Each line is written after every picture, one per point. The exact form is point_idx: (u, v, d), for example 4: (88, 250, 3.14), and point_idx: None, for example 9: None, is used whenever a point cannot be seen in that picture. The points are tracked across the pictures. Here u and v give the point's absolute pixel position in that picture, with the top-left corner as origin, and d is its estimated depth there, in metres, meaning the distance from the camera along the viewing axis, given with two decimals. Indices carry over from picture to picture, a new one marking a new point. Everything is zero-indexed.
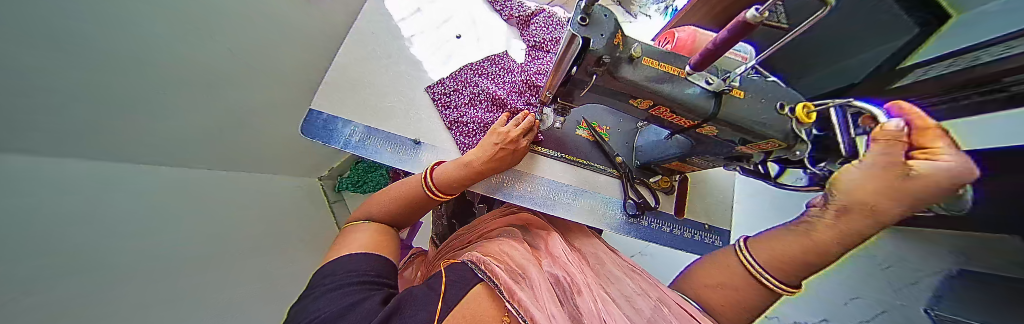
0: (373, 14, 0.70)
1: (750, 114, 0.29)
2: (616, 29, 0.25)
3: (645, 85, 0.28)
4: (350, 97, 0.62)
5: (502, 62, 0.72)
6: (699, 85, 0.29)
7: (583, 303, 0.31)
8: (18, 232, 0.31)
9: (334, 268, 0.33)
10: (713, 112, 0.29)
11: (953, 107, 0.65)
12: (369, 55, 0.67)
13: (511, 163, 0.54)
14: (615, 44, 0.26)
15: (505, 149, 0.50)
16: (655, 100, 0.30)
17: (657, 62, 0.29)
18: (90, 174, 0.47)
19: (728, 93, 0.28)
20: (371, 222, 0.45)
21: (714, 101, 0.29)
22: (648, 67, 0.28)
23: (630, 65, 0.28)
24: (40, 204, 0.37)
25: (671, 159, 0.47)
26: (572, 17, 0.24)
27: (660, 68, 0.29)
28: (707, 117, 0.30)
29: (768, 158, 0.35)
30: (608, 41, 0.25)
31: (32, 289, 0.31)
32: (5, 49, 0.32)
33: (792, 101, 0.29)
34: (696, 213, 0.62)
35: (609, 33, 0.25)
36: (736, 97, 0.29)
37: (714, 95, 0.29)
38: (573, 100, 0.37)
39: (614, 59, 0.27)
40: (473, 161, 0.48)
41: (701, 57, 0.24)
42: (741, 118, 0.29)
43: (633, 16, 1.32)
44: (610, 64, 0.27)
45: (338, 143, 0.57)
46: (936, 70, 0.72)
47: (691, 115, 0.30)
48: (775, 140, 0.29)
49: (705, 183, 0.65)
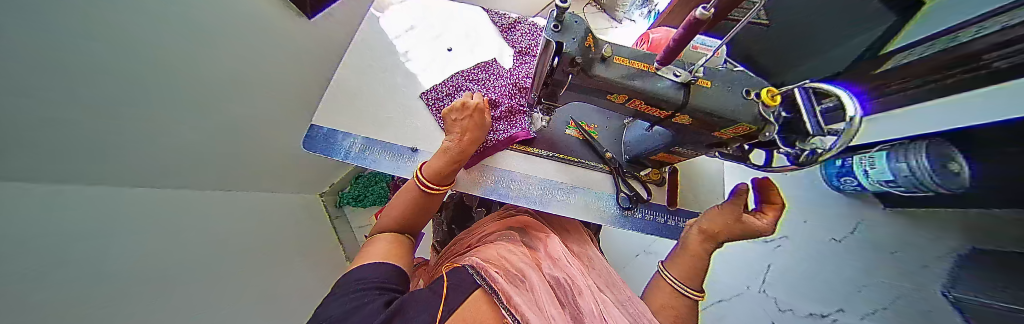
0: (370, 33, 0.75)
1: (718, 102, 0.31)
2: (587, 33, 0.28)
3: (619, 81, 0.31)
4: (349, 112, 0.64)
5: (491, 68, 0.74)
6: (669, 79, 0.31)
7: (584, 304, 0.32)
8: (40, 237, 0.33)
9: (346, 278, 0.34)
10: (684, 102, 0.31)
11: (939, 87, 0.69)
12: (368, 71, 0.70)
13: (482, 128, 0.51)
14: (587, 47, 0.29)
15: (461, 120, 0.50)
16: (630, 95, 0.32)
17: (628, 60, 0.31)
18: (107, 191, 0.49)
19: (694, 83, 0.31)
20: (388, 232, 0.47)
21: (684, 92, 0.31)
22: (620, 65, 0.31)
23: (603, 64, 0.30)
24: (68, 215, 0.39)
25: (657, 150, 0.49)
26: (546, 25, 0.27)
27: (631, 65, 0.31)
28: (679, 106, 0.31)
29: (745, 143, 0.36)
30: (580, 44, 0.28)
31: (66, 287, 0.33)
32: (37, 63, 0.34)
33: (757, 88, 0.32)
34: (688, 203, 0.63)
35: (580, 37, 0.28)
36: (703, 87, 0.31)
37: (683, 87, 0.31)
38: (557, 100, 0.39)
39: (587, 60, 0.29)
40: (450, 146, 0.48)
41: (665, 55, 0.26)
42: (713, 107, 0.31)
43: (619, 21, 1.44)
44: (583, 63, 0.29)
45: (338, 154, 0.59)
46: (919, 53, 0.76)
47: (666, 107, 0.32)
48: (746, 124, 0.31)
49: (694, 174, 0.67)
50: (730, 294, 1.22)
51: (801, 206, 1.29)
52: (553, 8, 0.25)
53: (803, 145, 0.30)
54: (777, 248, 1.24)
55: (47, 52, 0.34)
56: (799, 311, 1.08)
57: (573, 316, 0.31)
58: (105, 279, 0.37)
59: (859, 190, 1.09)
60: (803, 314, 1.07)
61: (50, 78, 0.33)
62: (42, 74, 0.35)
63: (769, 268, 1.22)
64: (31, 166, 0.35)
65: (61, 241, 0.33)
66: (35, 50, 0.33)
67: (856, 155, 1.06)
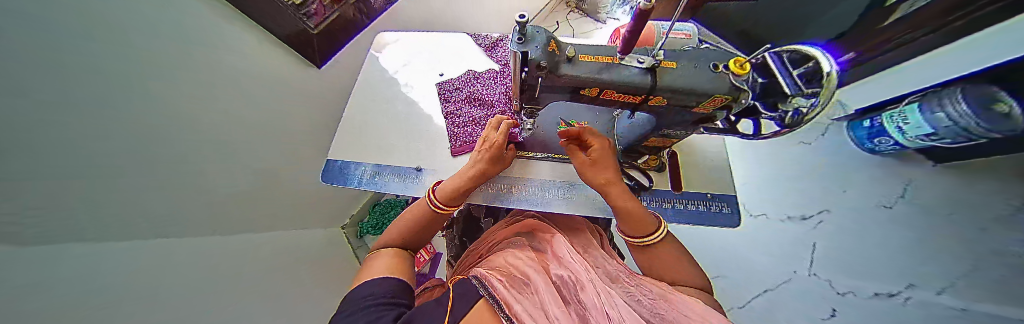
0: (371, 72, 0.83)
1: (685, 80, 0.34)
2: (547, 40, 0.33)
3: (586, 76, 0.34)
4: (359, 144, 0.70)
5: (482, 86, 0.81)
6: (634, 66, 0.34)
7: (589, 300, 0.32)
8: (116, 271, 0.38)
9: (354, 295, 0.37)
10: (652, 84, 0.34)
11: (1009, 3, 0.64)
12: (372, 105, 0.77)
13: (502, 162, 0.56)
14: (550, 51, 0.33)
15: (481, 152, 0.54)
16: (600, 86, 0.35)
17: (592, 56, 0.35)
18: (177, 231, 0.56)
19: (660, 66, 0.34)
20: (388, 248, 0.50)
21: (651, 76, 0.34)
22: (585, 61, 0.35)
23: (569, 63, 0.34)
24: (144, 253, 0.46)
25: (648, 135, 0.52)
26: (511, 38, 0.32)
27: (596, 60, 0.35)
28: (649, 89, 0.34)
29: (730, 114, 0.39)
30: (543, 49, 0.33)
31: (149, 307, 0.38)
32: (113, 126, 0.41)
33: (724, 60, 0.35)
34: (694, 184, 0.61)
35: (541, 45, 0.33)
36: (669, 67, 0.35)
37: (650, 71, 0.34)
38: (538, 104, 0.43)
39: (553, 62, 0.34)
40: (468, 172, 0.53)
41: (623, 43, 0.30)
42: (682, 85, 0.34)
43: (603, 22, 1.50)
44: (549, 66, 0.33)
45: (353, 182, 0.64)
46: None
47: (636, 92, 0.35)
48: (719, 95, 0.34)
49: (694, 155, 0.65)
50: (777, 283, 1.09)
51: (832, 175, 1.23)
52: (514, 24, 0.30)
53: (785, 105, 0.30)
54: (818, 226, 1.15)
55: (118, 117, 0.41)
56: (863, 292, 0.98)
57: (577, 313, 0.31)
58: (167, 303, 0.42)
59: (899, 148, 1.07)
60: (868, 295, 0.97)
61: (106, 140, 0.40)
62: (118, 134, 0.42)
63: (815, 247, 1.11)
64: (115, 215, 0.43)
65: (119, 275, 0.37)
66: (104, 116, 0.39)
67: (882, 114, 1.05)
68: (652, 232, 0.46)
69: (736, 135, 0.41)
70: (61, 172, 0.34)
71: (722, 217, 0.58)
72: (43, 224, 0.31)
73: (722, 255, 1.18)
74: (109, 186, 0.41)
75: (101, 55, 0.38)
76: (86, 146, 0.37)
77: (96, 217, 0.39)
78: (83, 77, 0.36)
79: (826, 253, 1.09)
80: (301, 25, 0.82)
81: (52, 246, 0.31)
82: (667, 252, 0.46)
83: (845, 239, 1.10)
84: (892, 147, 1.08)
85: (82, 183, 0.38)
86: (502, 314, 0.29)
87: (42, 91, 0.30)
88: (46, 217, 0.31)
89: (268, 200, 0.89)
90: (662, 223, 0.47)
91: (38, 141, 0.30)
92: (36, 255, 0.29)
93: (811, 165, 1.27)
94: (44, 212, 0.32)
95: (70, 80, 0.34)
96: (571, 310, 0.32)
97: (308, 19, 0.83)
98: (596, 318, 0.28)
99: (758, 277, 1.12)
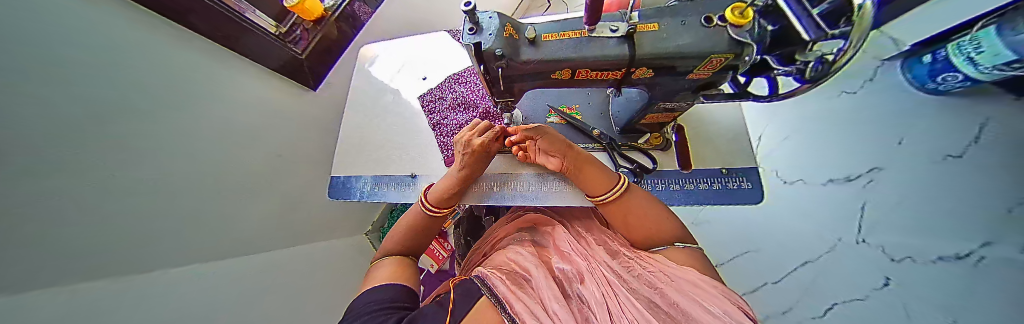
0: (359, 85, 0.83)
1: (669, 42, 0.30)
2: (503, 23, 0.33)
3: (551, 58, 0.34)
4: (355, 159, 0.72)
5: (467, 84, 0.79)
6: (608, 34, 0.32)
7: (590, 295, 0.30)
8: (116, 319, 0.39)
9: (361, 301, 0.37)
10: (631, 54, 0.31)
11: None
12: (362, 118, 0.77)
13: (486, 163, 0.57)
14: (507, 36, 0.33)
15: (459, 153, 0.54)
16: (572, 67, 0.35)
17: (558, 33, 0.34)
18: (201, 266, 0.60)
19: (636, 31, 0.31)
20: (389, 255, 0.50)
21: (628, 44, 0.31)
22: (551, 41, 0.34)
23: (532, 47, 0.34)
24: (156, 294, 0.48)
25: (643, 111, 0.47)
26: (463, 30, 0.33)
27: (562, 37, 0.34)
28: (629, 60, 0.32)
29: (737, 74, 0.34)
30: (498, 36, 0.33)
31: None
32: (108, 174, 0.42)
33: (721, 11, 0.31)
34: (705, 159, 0.55)
35: (496, 31, 0.33)
36: (649, 30, 0.31)
37: (627, 39, 0.31)
38: (512, 94, 0.44)
39: (511, 49, 0.34)
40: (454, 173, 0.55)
41: (586, 18, 0.27)
42: (667, 50, 0.30)
43: None
44: (508, 53, 0.33)
45: (354, 196, 0.68)
46: None
47: (613, 64, 0.33)
48: (721, 55, 0.30)
49: (704, 126, 0.58)
50: (817, 254, 1.03)
51: (885, 126, 1.08)
52: (463, 15, 0.31)
53: (804, 56, 0.25)
54: (868, 185, 1.04)
55: (111, 164, 0.43)
56: (923, 258, 0.91)
57: (578, 310, 0.29)
58: None
59: (969, 83, 0.89)
60: (931, 260, 0.89)
61: (102, 187, 0.41)
62: (115, 183, 0.43)
63: (863, 211, 1.02)
64: (113, 262, 0.44)
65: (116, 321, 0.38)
66: (97, 166, 0.40)
67: (947, 45, 0.88)
68: (607, 191, 0.48)
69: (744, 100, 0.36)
70: (65, 227, 0.37)
71: (742, 194, 0.51)
72: (38, 280, 0.33)
73: (737, 222, 1.16)
74: (116, 226, 0.45)
75: (96, 97, 0.39)
76: (105, 189, 0.42)
77: (106, 255, 0.43)
78: (90, 131, 0.39)
79: (876, 216, 1.00)
80: (290, 52, 0.80)
81: (53, 303, 0.33)
82: (633, 205, 0.46)
83: (895, 195, 1.00)
84: (961, 81, 0.90)
85: (88, 233, 0.40)
86: (503, 313, 0.27)
87: (61, 147, 0.35)
88: (41, 271, 0.34)
89: (293, 220, 0.95)
90: (621, 179, 0.47)
91: (34, 197, 0.33)
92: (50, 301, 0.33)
93: (868, 120, 1.11)
94: (48, 255, 0.35)
95: (71, 136, 0.36)
96: (573, 305, 0.30)
97: (294, 45, 0.81)
98: (599, 315, 0.27)
99: (797, 248, 1.06)
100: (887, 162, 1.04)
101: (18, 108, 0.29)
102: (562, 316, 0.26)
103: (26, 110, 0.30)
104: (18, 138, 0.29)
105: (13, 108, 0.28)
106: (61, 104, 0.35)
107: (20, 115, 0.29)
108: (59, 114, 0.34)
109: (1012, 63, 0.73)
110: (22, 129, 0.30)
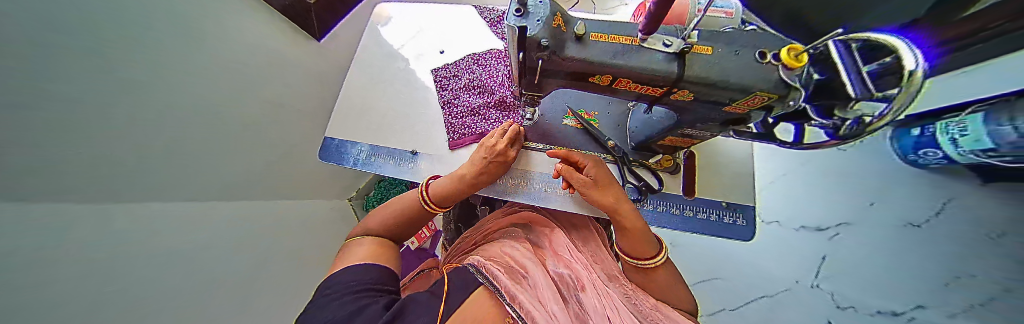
0: (371, 45, 0.78)
1: (717, 69, 0.30)
2: (553, 13, 0.31)
3: (595, 60, 0.32)
4: (355, 123, 0.68)
5: (486, 67, 0.75)
6: (659, 48, 0.31)
7: (589, 302, 0.31)
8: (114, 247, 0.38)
9: (335, 279, 0.35)
10: (679, 72, 0.30)
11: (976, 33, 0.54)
12: (371, 81, 0.73)
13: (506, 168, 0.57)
14: (555, 27, 0.32)
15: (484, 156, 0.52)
16: (614, 74, 0.33)
17: (608, 35, 0.32)
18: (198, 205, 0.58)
19: (689, 51, 0.30)
20: (367, 236, 0.48)
21: (677, 62, 0.30)
22: (599, 41, 0.32)
23: (578, 44, 0.32)
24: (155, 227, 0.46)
25: (664, 133, 0.47)
26: (510, 10, 0.31)
27: (612, 40, 0.32)
28: (674, 79, 0.31)
29: (769, 116, 0.34)
30: (546, 25, 0.31)
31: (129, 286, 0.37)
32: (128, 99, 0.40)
33: (776, 48, 0.30)
34: (708, 190, 0.56)
35: (545, 19, 0.31)
36: (701, 52, 0.30)
37: (677, 57, 0.30)
38: (541, 88, 0.42)
39: (556, 42, 0.32)
40: (467, 174, 0.52)
41: (644, 27, 0.26)
42: (716, 77, 0.30)
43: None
44: (551, 46, 0.32)
45: (348, 162, 0.65)
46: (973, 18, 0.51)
47: (657, 80, 0.32)
48: (764, 93, 0.29)
49: (713, 157, 0.59)
50: (776, 290, 1.11)
51: (865, 186, 1.15)
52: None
53: (845, 113, 0.25)
54: (835, 237, 1.12)
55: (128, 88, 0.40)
56: (863, 309, 1.01)
57: (575, 313, 0.30)
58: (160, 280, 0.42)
59: (946, 162, 0.95)
60: (870, 312, 0.99)
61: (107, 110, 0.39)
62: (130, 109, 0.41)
63: (824, 261, 1.10)
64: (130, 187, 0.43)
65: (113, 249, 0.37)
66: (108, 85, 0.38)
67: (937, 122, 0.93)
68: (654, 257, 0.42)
69: (769, 143, 0.37)
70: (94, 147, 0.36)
71: (735, 229, 0.53)
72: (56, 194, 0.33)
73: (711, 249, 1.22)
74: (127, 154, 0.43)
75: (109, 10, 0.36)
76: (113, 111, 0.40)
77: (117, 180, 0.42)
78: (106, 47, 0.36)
79: (836, 266, 1.08)
80: None
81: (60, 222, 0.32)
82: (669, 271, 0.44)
83: (856, 250, 1.08)
84: (939, 159, 0.96)
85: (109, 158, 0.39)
86: (505, 306, 0.27)
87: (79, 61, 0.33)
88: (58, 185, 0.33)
89: (288, 174, 0.92)
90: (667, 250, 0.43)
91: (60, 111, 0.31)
92: (83, 245, 0.33)
93: (851, 177, 1.18)
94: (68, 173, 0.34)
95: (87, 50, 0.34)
96: (570, 309, 0.31)
97: None
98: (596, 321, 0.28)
99: (760, 282, 1.14)
100: (857, 219, 1.12)
101: (39, 12, 0.27)
102: (562, 317, 0.27)
103: (45, 14, 0.28)
104: (41, 45, 0.27)
105: (34, 12, 0.26)
106: (74, 31, 0.31)
107: (42, 21, 0.27)
108: (73, 22, 0.31)
109: (988, 151, 0.78)
110: (44, 37, 0.28)
